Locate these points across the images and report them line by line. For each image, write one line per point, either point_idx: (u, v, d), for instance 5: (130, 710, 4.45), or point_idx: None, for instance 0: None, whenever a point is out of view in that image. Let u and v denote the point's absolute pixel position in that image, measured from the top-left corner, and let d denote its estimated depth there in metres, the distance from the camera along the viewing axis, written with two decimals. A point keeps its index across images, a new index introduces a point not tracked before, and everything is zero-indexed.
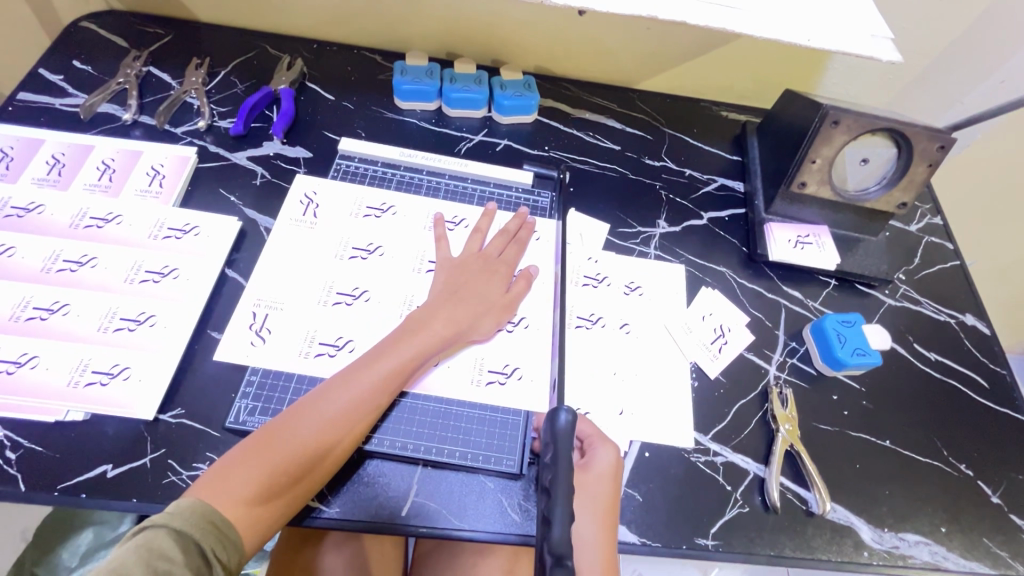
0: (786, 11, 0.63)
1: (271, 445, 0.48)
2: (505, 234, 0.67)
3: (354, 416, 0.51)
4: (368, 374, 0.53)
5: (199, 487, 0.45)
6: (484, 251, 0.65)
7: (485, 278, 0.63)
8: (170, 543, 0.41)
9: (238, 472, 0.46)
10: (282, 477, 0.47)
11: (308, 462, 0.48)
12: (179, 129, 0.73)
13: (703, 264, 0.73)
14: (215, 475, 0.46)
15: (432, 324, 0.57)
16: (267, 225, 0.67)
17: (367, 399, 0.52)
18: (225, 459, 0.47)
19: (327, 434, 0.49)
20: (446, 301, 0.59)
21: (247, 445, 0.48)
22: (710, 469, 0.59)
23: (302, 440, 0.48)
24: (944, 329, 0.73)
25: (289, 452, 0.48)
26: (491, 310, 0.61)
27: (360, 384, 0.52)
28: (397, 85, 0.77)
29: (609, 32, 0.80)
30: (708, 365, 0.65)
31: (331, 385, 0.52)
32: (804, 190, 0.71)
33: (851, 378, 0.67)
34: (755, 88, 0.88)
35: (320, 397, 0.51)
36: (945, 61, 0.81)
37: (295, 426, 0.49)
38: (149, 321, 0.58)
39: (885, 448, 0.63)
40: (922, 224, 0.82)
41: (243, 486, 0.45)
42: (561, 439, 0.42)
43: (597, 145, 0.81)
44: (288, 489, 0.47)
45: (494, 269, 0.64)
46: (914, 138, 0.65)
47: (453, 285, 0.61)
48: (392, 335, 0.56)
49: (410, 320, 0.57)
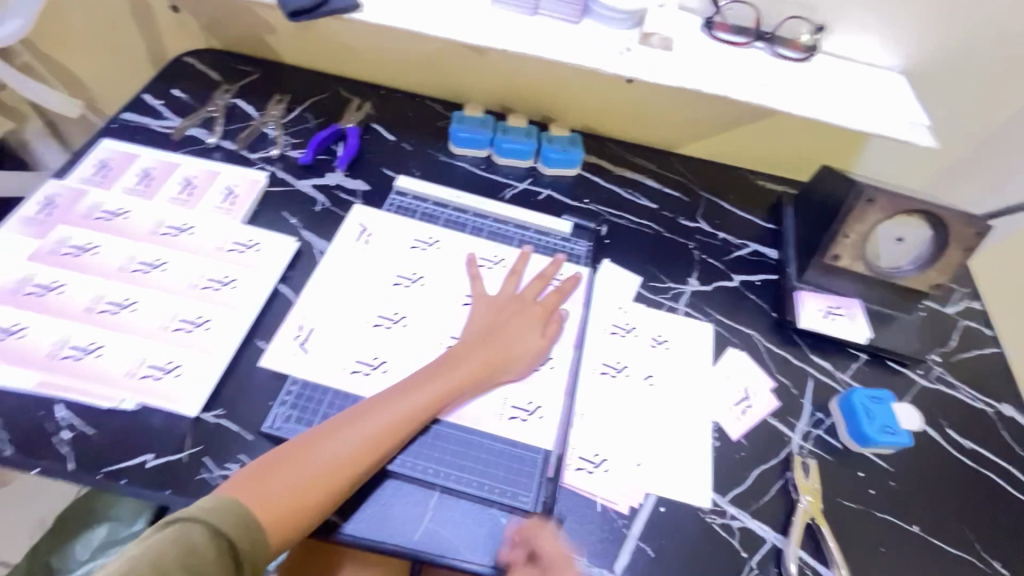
0: (825, 94, 0.67)
1: (306, 455, 0.51)
2: (542, 278, 0.70)
3: (386, 436, 0.54)
4: (404, 399, 0.56)
5: (235, 486, 0.48)
6: (520, 294, 0.68)
7: (523, 322, 0.66)
8: (204, 540, 0.43)
9: (273, 475, 0.49)
10: (312, 486, 0.49)
11: (338, 475, 0.51)
12: (254, 155, 0.81)
13: (732, 325, 0.74)
14: (252, 476, 0.49)
15: (468, 360, 0.61)
16: (321, 248, 0.73)
17: (400, 421, 0.55)
18: (263, 462, 0.50)
19: (359, 450, 0.52)
20: (484, 340, 0.63)
21: (285, 451, 0.51)
22: (726, 533, 0.58)
23: (335, 454, 0.51)
24: (979, 416, 0.71)
25: (323, 463, 0.50)
26: (525, 354, 0.64)
27: (396, 407, 0.55)
28: (454, 132, 0.84)
29: (654, 99, 0.86)
30: (730, 426, 0.65)
31: (369, 405, 0.55)
32: (837, 263, 0.73)
33: (879, 456, 0.65)
34: (792, 162, 0.91)
35: (357, 414, 0.54)
36: (983, 151, 0.83)
37: (331, 439, 0.52)
38: (205, 325, 0.63)
39: (912, 534, 0.61)
40: (959, 307, 0.81)
41: (277, 489, 0.48)
42: None
43: (635, 202, 0.85)
44: (316, 498, 0.49)
45: (530, 311, 0.67)
46: (949, 222, 0.66)
47: (491, 326, 0.65)
48: (430, 365, 0.60)
49: (448, 353, 0.61)
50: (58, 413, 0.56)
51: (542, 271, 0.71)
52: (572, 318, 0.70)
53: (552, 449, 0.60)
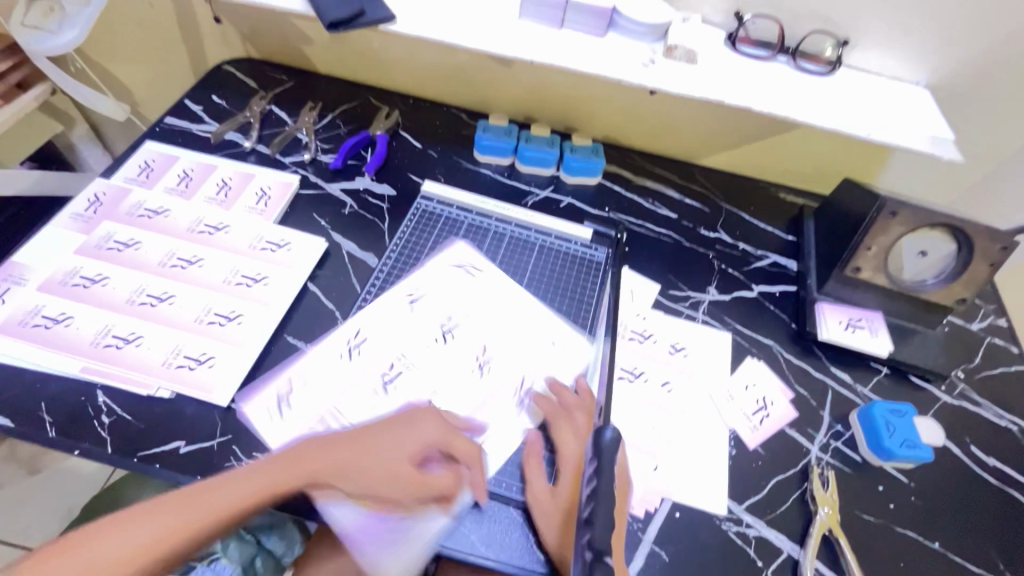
0: (848, 107, 0.68)
1: (189, 502, 0.45)
2: (453, 364, 0.63)
3: (234, 511, 0.46)
4: (280, 470, 0.49)
5: (60, 544, 0.42)
6: (426, 388, 0.61)
7: (425, 417, 0.57)
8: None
9: (107, 536, 0.42)
10: (131, 561, 0.42)
11: (164, 550, 0.43)
12: (287, 159, 0.84)
13: (750, 335, 0.74)
14: (77, 536, 0.42)
15: (358, 453, 0.53)
16: (349, 249, 0.75)
17: (260, 499, 0.47)
18: (141, 504, 0.45)
19: (201, 523, 0.45)
20: (381, 435, 0.55)
21: (129, 510, 0.44)
22: (742, 541, 0.58)
23: (214, 507, 0.46)
24: (1005, 434, 0.69)
25: (199, 516, 0.45)
26: (418, 462, 0.55)
27: (268, 479, 0.49)
28: (479, 141, 0.86)
29: (676, 111, 0.87)
30: (747, 435, 0.65)
31: (236, 473, 0.48)
32: (859, 275, 0.73)
33: (899, 470, 0.65)
34: (814, 175, 0.92)
35: (224, 481, 0.48)
36: (1012, 167, 0.82)
37: (182, 504, 0.45)
38: (237, 320, 0.65)
39: (933, 550, 0.60)
40: (984, 324, 0.80)
41: (96, 556, 0.41)
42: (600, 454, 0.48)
43: (655, 211, 0.86)
44: (173, 550, 0.44)
45: (423, 416, 0.58)
46: (975, 236, 0.66)
47: (390, 422, 0.56)
48: (321, 439, 0.53)
49: (339, 433, 0.54)
50: (98, 399, 0.59)
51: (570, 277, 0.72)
52: (592, 325, 0.71)
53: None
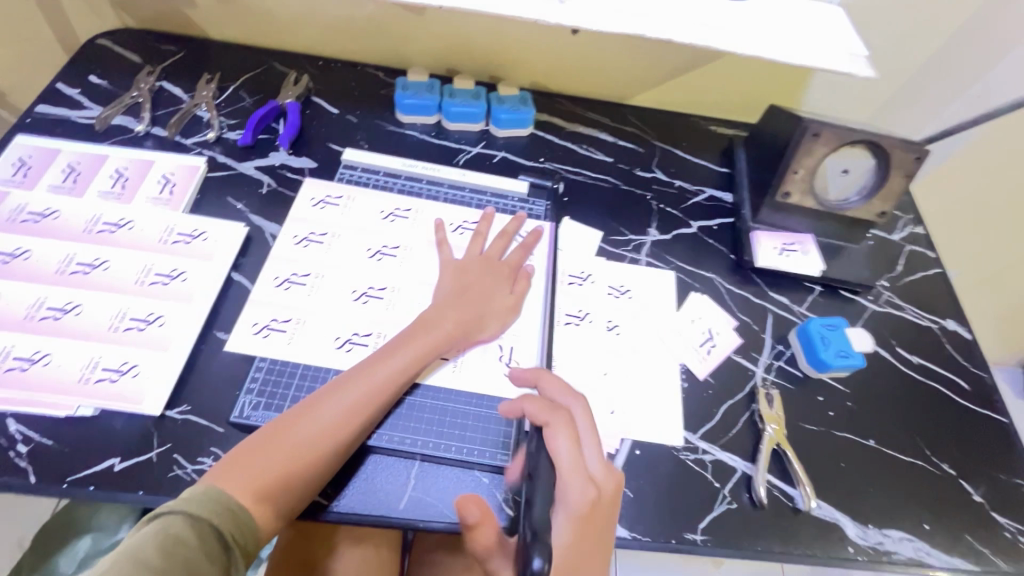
0: (768, 31, 0.67)
1: (285, 436, 0.50)
2: (507, 237, 0.70)
3: (362, 409, 0.53)
4: (381, 367, 0.55)
5: (218, 474, 0.47)
6: (486, 255, 0.68)
7: (491, 276, 0.66)
8: (186, 530, 0.42)
9: (259, 454, 0.48)
10: (301, 461, 0.49)
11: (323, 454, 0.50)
12: (189, 140, 0.76)
13: (693, 270, 0.76)
14: (229, 464, 0.48)
15: (438, 324, 0.60)
16: (273, 231, 0.70)
17: (373, 396, 0.54)
18: (243, 445, 0.49)
19: (338, 426, 0.51)
20: (453, 303, 0.62)
21: (263, 432, 0.50)
22: (699, 467, 0.61)
23: (316, 433, 0.50)
24: (925, 333, 0.75)
25: (308, 439, 0.50)
26: (497, 312, 0.64)
27: (370, 379, 0.54)
28: (400, 100, 0.81)
29: (602, 50, 0.84)
30: (697, 366, 0.67)
31: (337, 382, 0.54)
32: (788, 200, 0.75)
33: (836, 379, 0.69)
34: (741, 105, 0.92)
35: (330, 394, 0.53)
36: (922, 78, 0.85)
37: (306, 417, 0.51)
38: (158, 322, 0.60)
39: (869, 448, 0.65)
40: (904, 234, 0.85)
41: (270, 468, 0.48)
42: None
43: (590, 157, 0.85)
44: (298, 478, 0.49)
45: (498, 269, 0.67)
46: (890, 150, 0.68)
47: (458, 288, 0.64)
48: (400, 337, 0.58)
49: (411, 327, 0.59)
50: (10, 428, 0.54)
51: (504, 229, 0.71)
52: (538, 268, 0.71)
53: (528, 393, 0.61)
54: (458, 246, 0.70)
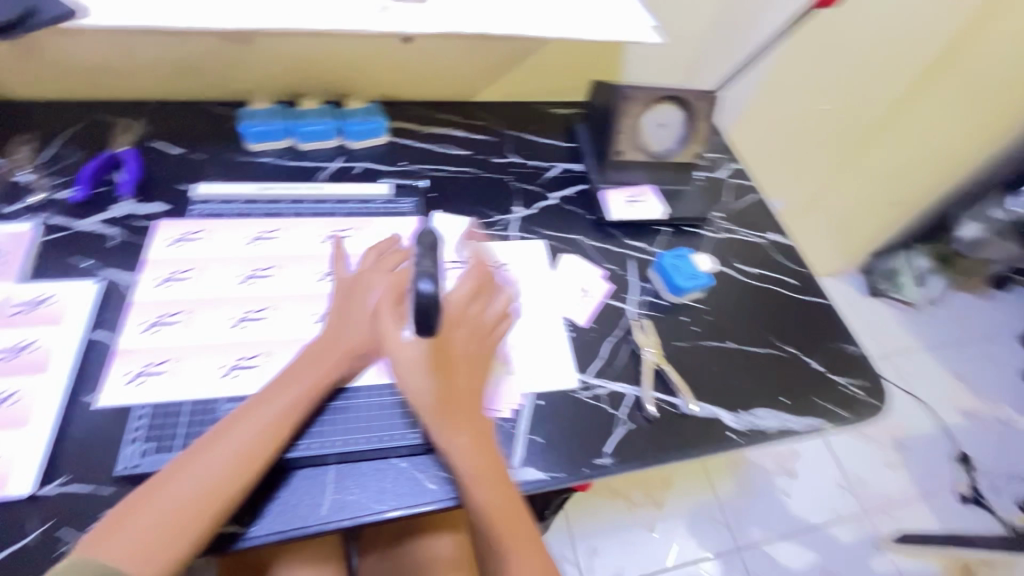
0: (571, 15, 0.76)
1: (164, 492, 0.47)
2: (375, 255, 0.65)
3: (251, 453, 0.51)
4: (269, 407, 0.53)
5: (87, 544, 0.44)
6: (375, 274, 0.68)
7: None
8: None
9: (134, 516, 0.46)
10: (182, 514, 0.47)
11: (211, 504, 0.48)
12: (13, 207, 0.71)
13: (559, 235, 0.83)
14: (103, 530, 0.45)
15: (326, 351, 0.58)
16: (132, 281, 0.67)
17: (261, 438, 0.51)
18: (118, 510, 0.46)
19: (223, 475, 0.49)
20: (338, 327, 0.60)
21: (138, 492, 0.48)
22: (596, 401, 0.67)
23: (199, 484, 0.48)
24: (756, 247, 0.89)
25: (190, 493, 0.47)
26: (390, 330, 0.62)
27: (256, 420, 0.52)
28: (245, 129, 0.80)
29: (436, 55, 0.90)
30: (578, 316, 0.74)
31: (220, 428, 0.52)
32: (624, 158, 0.86)
33: (694, 300, 0.79)
34: (574, 86, 1.03)
35: (213, 441, 0.50)
36: (709, 41, 1.01)
37: (187, 469, 0.49)
38: (11, 399, 0.55)
39: (730, 349, 0.75)
40: (726, 171, 0.99)
41: (148, 528, 0.45)
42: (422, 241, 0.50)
43: (448, 153, 0.90)
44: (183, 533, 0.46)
45: (370, 282, 0.62)
46: (690, 100, 0.81)
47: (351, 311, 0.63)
48: (289, 372, 0.56)
49: (298, 362, 0.57)
50: None
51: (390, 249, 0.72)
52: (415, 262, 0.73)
53: None
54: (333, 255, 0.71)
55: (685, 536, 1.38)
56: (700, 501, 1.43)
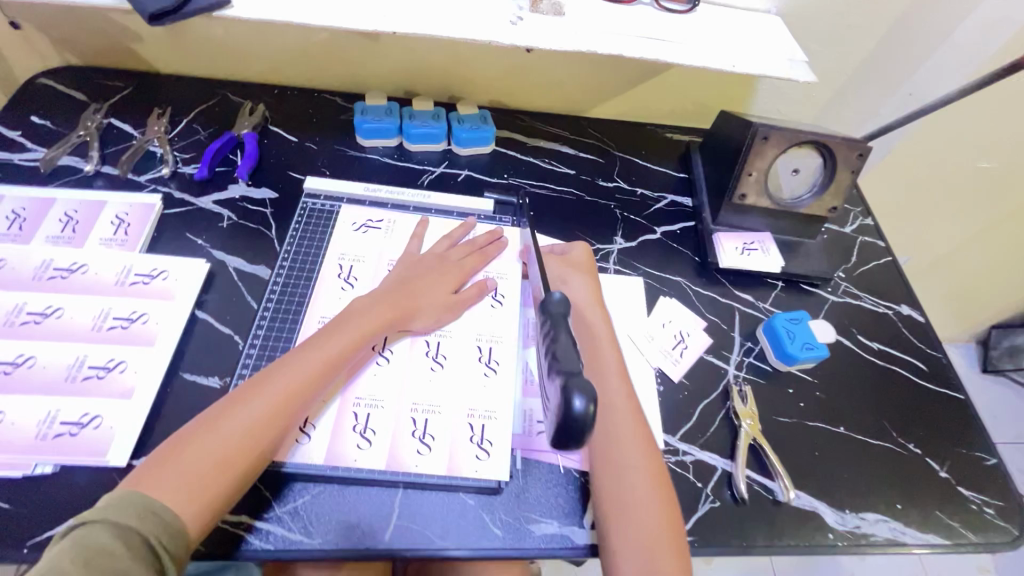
0: (714, 42, 0.69)
1: (213, 430, 0.48)
2: (470, 246, 0.71)
3: (293, 398, 0.52)
4: (315, 354, 0.55)
5: (138, 477, 0.45)
6: (442, 254, 0.69)
7: (440, 273, 0.66)
8: (105, 538, 0.40)
9: (185, 454, 0.46)
10: (231, 453, 0.47)
11: (248, 453, 0.48)
12: (142, 177, 0.74)
13: (660, 275, 0.78)
14: (152, 466, 0.45)
15: (371, 311, 0.60)
16: (238, 266, 0.69)
17: (302, 385, 0.53)
18: (168, 445, 0.47)
19: (266, 419, 0.50)
20: (383, 296, 0.62)
21: (183, 433, 0.48)
22: (681, 469, 0.62)
23: (244, 425, 0.49)
24: (882, 319, 0.79)
25: (235, 433, 0.48)
26: (433, 307, 0.64)
27: (297, 370, 0.53)
28: (358, 125, 0.80)
29: (556, 67, 0.86)
30: (671, 369, 0.68)
31: (261, 378, 0.53)
32: (745, 201, 0.77)
33: (804, 371, 0.71)
34: (694, 111, 0.96)
35: (255, 386, 0.52)
36: (857, 80, 0.90)
37: (230, 414, 0.49)
38: (119, 368, 0.58)
39: (840, 434, 0.67)
40: (855, 225, 0.89)
41: (197, 466, 0.46)
42: (555, 311, 0.48)
43: (553, 170, 0.86)
44: (227, 472, 0.47)
45: (447, 270, 0.67)
46: (835, 148, 0.72)
47: (402, 278, 0.65)
48: (330, 327, 0.58)
49: (337, 321, 0.59)
50: None
51: (473, 241, 0.72)
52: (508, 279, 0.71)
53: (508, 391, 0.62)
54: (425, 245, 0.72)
55: None
56: None
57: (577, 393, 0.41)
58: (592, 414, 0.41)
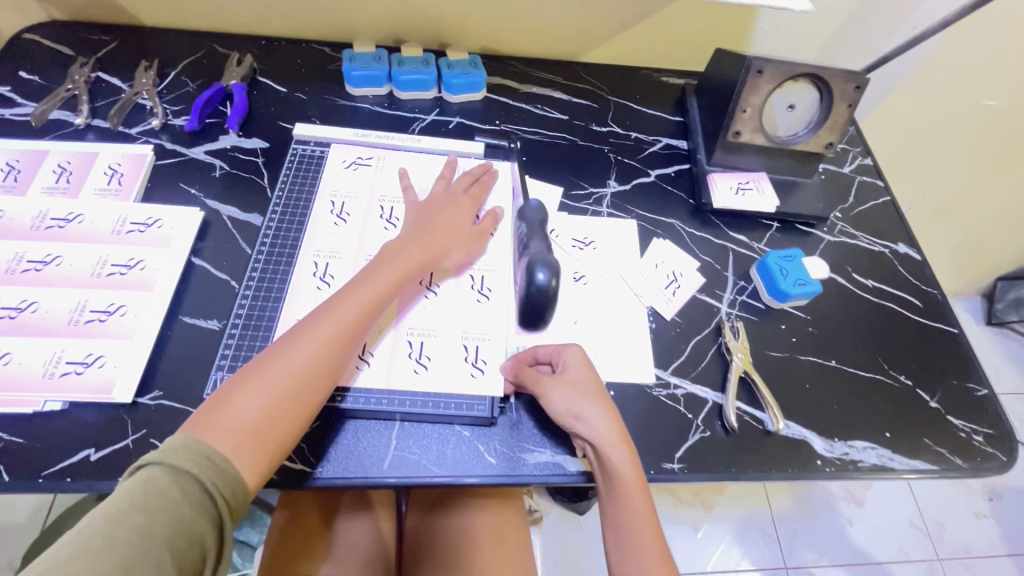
0: None
1: (264, 376, 0.48)
2: (469, 177, 0.71)
3: (339, 342, 0.52)
4: (355, 296, 0.54)
5: (193, 425, 0.45)
6: (449, 191, 0.68)
7: (455, 211, 0.66)
8: (170, 482, 0.40)
9: (239, 400, 0.46)
10: (284, 397, 0.48)
11: (302, 396, 0.49)
12: (133, 130, 0.74)
13: (654, 217, 0.77)
14: (205, 412, 0.45)
15: (406, 252, 0.59)
16: (231, 214, 0.69)
17: (349, 329, 0.52)
18: (219, 392, 0.47)
19: (315, 362, 0.50)
20: (415, 237, 0.61)
21: (234, 378, 0.48)
22: (672, 401, 0.63)
23: (294, 369, 0.49)
24: (878, 257, 0.78)
25: (287, 377, 0.48)
26: (461, 241, 0.64)
27: (340, 314, 0.53)
28: (347, 72, 0.80)
29: (546, 8, 0.84)
30: (664, 308, 0.69)
31: (307, 320, 0.52)
32: (740, 139, 0.76)
33: (797, 308, 0.71)
34: (690, 53, 0.93)
35: (299, 330, 0.51)
36: (860, 14, 0.87)
37: (282, 356, 0.49)
38: (120, 311, 0.59)
39: (831, 367, 0.68)
40: (854, 166, 0.87)
41: (253, 411, 0.46)
42: (529, 214, 0.64)
43: (545, 115, 0.85)
44: (281, 417, 0.47)
45: (460, 203, 0.67)
46: (832, 81, 0.71)
47: (423, 220, 0.64)
48: (367, 270, 0.57)
49: (376, 262, 0.58)
50: None
51: (470, 172, 0.72)
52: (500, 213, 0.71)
53: (501, 316, 0.63)
54: (420, 183, 0.72)
55: (731, 543, 1.31)
56: (752, 512, 1.35)
57: (537, 266, 0.57)
58: (551, 285, 0.58)
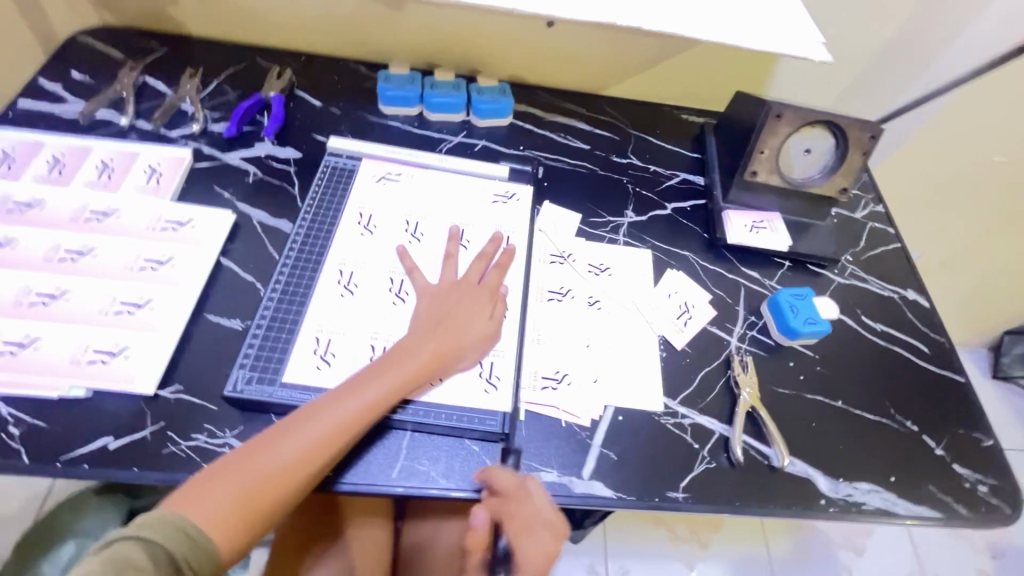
0: (732, 19, 0.70)
1: (250, 464, 0.48)
2: (483, 260, 0.67)
3: (328, 441, 0.51)
4: (356, 397, 0.53)
5: (176, 500, 0.46)
6: (463, 279, 0.65)
7: (473, 308, 0.63)
8: (142, 555, 0.42)
9: (221, 485, 0.47)
10: (263, 490, 0.48)
11: (280, 488, 0.49)
12: (174, 133, 0.78)
13: (669, 248, 0.79)
14: (189, 489, 0.47)
15: (417, 351, 0.58)
16: (261, 219, 0.72)
17: (341, 428, 0.52)
18: (207, 471, 0.48)
19: (300, 461, 0.50)
20: (431, 331, 0.59)
21: (225, 459, 0.49)
22: (679, 430, 0.64)
23: (278, 464, 0.49)
24: (887, 302, 0.79)
25: (270, 470, 0.48)
26: (474, 340, 0.61)
27: (337, 414, 0.52)
28: (382, 92, 0.83)
29: (575, 43, 0.88)
30: (675, 337, 0.70)
31: (305, 412, 0.52)
32: (755, 179, 0.79)
33: (805, 346, 0.73)
34: (709, 95, 0.97)
35: (296, 424, 0.51)
36: (875, 67, 0.91)
37: (270, 449, 0.49)
38: (148, 305, 0.61)
39: (837, 408, 0.68)
40: (866, 212, 0.89)
41: (229, 501, 0.47)
42: None
43: (568, 144, 0.88)
44: (255, 509, 0.47)
45: (476, 297, 0.64)
46: (848, 129, 0.73)
47: (438, 312, 0.62)
48: (374, 364, 0.56)
49: (384, 357, 0.57)
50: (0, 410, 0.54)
51: (482, 251, 0.68)
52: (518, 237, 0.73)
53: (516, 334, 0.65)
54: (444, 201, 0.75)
55: None
56: (750, 553, 1.32)
57: None
58: None
